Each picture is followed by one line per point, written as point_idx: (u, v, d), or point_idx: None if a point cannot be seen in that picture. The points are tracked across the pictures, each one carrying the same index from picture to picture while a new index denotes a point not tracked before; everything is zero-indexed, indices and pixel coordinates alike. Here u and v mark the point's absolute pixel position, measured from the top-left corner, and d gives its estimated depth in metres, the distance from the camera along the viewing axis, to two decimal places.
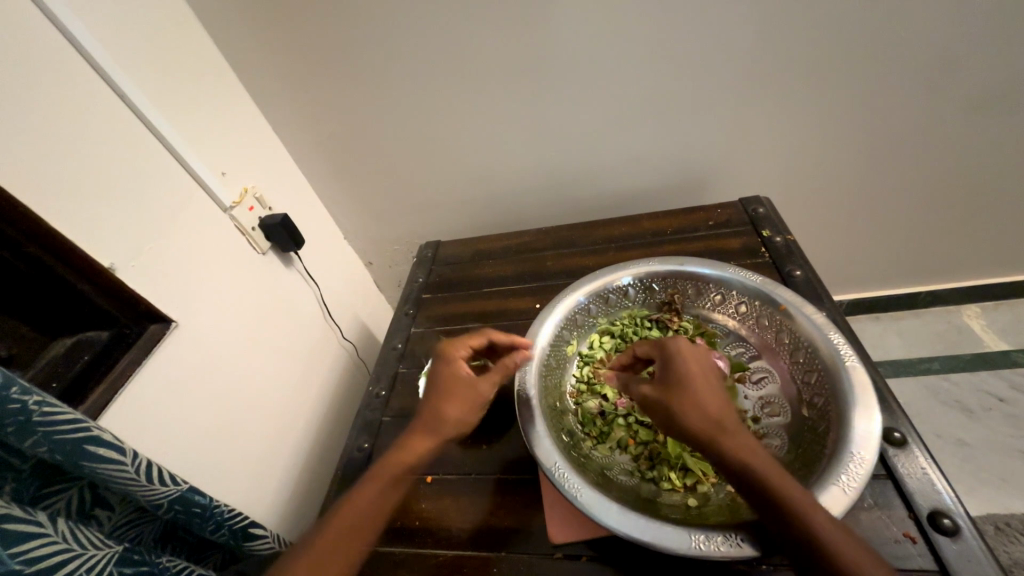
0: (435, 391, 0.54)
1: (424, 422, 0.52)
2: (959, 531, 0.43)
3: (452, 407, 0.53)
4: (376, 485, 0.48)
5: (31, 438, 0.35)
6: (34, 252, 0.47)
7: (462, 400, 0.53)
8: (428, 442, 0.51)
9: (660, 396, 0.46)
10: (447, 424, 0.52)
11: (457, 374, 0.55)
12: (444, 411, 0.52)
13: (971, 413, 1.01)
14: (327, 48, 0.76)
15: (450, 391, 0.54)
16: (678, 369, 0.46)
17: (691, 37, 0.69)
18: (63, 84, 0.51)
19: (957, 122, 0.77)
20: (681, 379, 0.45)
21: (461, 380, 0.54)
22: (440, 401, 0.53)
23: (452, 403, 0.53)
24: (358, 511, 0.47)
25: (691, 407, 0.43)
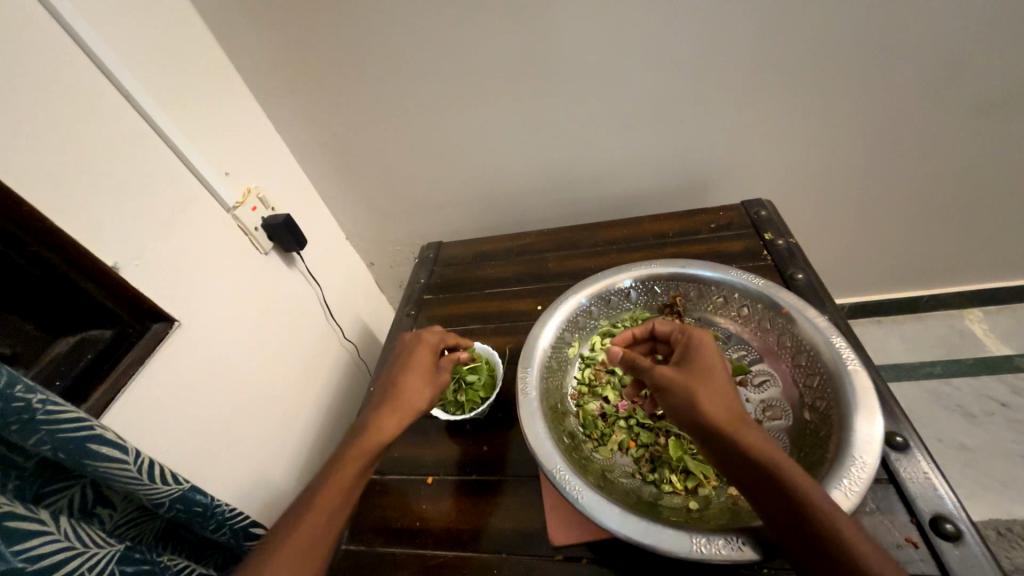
0: (404, 372, 0.57)
1: (393, 400, 0.54)
2: (961, 536, 0.43)
3: (418, 383, 0.56)
4: (352, 467, 0.50)
5: (35, 436, 0.36)
6: (37, 250, 0.47)
7: (427, 378, 0.57)
8: (394, 418, 0.53)
9: (679, 376, 0.46)
10: (419, 401, 0.55)
11: (423, 358, 0.58)
12: (412, 388, 0.55)
13: (973, 417, 1.01)
14: (330, 50, 0.76)
15: (419, 370, 0.57)
16: (701, 356, 0.48)
17: (693, 40, 0.69)
18: (67, 83, 0.51)
19: (960, 127, 0.77)
20: (703, 364, 0.47)
21: (425, 362, 0.58)
22: (405, 379, 0.56)
23: (417, 381, 0.56)
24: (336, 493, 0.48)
25: (710, 391, 0.44)
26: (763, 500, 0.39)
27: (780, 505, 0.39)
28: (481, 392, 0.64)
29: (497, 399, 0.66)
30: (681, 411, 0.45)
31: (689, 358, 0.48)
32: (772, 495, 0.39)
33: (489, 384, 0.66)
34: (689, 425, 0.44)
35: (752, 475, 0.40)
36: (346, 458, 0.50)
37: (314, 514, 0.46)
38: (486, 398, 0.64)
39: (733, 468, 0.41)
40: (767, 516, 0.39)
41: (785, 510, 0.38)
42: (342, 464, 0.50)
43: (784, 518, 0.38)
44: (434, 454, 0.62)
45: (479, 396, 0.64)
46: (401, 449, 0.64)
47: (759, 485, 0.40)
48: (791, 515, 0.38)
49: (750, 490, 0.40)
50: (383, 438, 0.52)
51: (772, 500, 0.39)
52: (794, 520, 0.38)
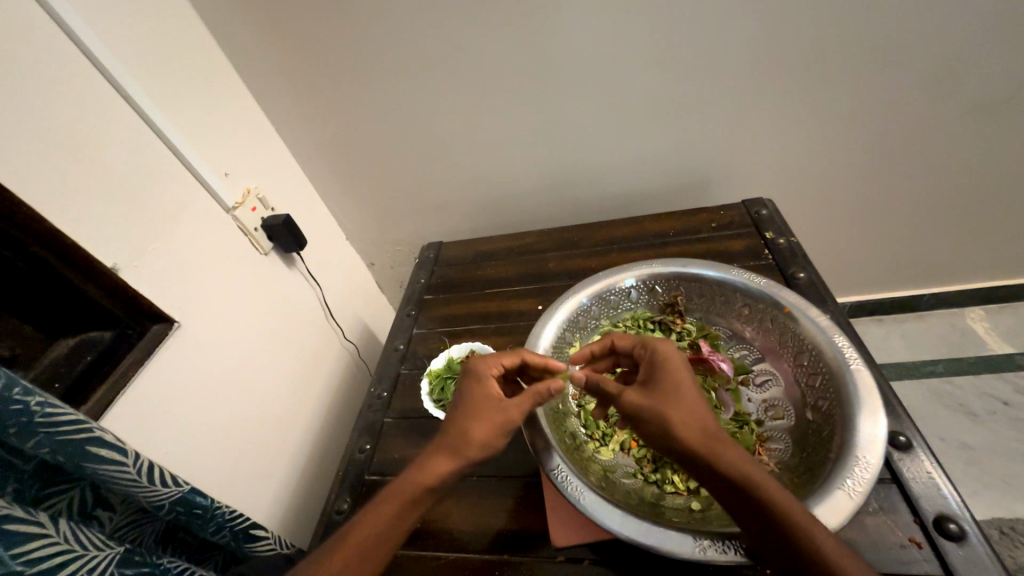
0: (461, 410, 0.50)
1: (450, 438, 0.48)
2: (965, 536, 0.43)
3: (478, 426, 0.48)
4: (385, 513, 0.45)
5: (34, 439, 0.35)
6: (36, 251, 0.47)
7: (489, 421, 0.48)
8: (446, 462, 0.46)
9: (648, 398, 0.45)
10: (468, 448, 0.47)
11: (489, 396, 0.50)
12: (470, 430, 0.48)
13: (976, 416, 1.00)
14: (330, 51, 0.76)
15: (477, 411, 0.49)
16: (668, 377, 0.47)
17: (694, 39, 0.69)
18: (67, 84, 0.51)
19: (962, 125, 0.77)
20: (671, 387, 0.46)
21: (489, 399, 0.50)
22: (467, 417, 0.49)
23: (478, 423, 0.48)
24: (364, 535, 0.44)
25: (683, 416, 0.43)
26: (755, 528, 0.38)
27: (773, 532, 0.37)
28: None
29: None
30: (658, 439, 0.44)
31: (655, 380, 0.47)
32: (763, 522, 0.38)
33: None
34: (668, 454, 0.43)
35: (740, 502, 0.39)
36: (386, 498, 0.46)
37: (342, 551, 0.43)
38: None
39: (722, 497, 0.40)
40: (761, 542, 0.38)
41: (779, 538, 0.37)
42: (381, 502, 0.45)
43: (779, 547, 0.37)
44: None
45: None
46: (402, 450, 0.64)
47: (749, 512, 0.39)
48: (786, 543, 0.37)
49: (743, 518, 0.39)
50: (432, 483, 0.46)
51: (765, 529, 0.38)
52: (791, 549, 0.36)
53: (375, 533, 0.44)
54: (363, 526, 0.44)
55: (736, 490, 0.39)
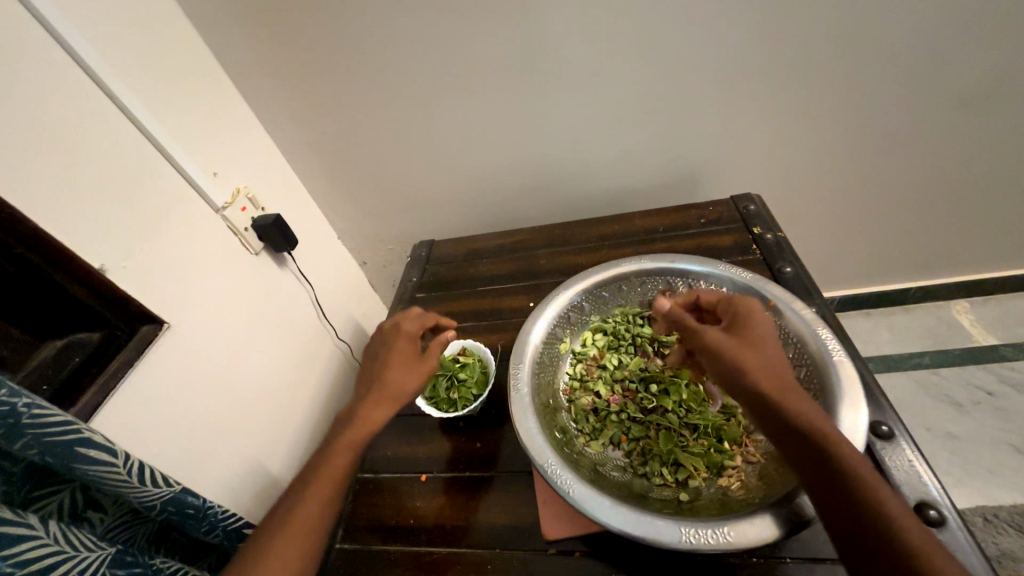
0: (386, 362, 0.56)
1: (383, 390, 0.54)
2: (945, 522, 0.44)
3: (406, 374, 0.55)
4: (342, 459, 0.49)
5: (21, 440, 0.35)
6: (22, 253, 0.47)
7: (414, 369, 0.56)
8: (384, 409, 0.53)
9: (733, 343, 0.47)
10: (403, 392, 0.54)
11: (406, 349, 0.58)
12: (399, 379, 0.55)
13: (961, 407, 1.02)
14: (319, 51, 0.76)
15: (402, 359, 0.57)
16: (753, 326, 0.48)
17: (680, 37, 0.70)
18: (53, 83, 0.51)
19: (944, 121, 0.78)
20: (758, 334, 0.47)
21: (409, 352, 0.58)
22: (393, 369, 0.55)
23: (406, 371, 0.55)
24: (326, 483, 0.48)
25: (760, 358, 0.45)
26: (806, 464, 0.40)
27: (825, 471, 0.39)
28: (473, 389, 0.64)
29: (490, 396, 0.66)
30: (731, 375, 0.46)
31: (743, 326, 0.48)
32: (815, 461, 0.39)
33: (481, 381, 0.65)
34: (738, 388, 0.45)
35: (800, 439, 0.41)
36: (338, 447, 0.50)
37: (307, 504, 0.46)
38: (479, 395, 0.64)
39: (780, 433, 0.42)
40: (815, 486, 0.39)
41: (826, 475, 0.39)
42: (336, 450, 0.50)
43: (825, 484, 0.39)
44: (428, 452, 0.63)
45: (471, 393, 0.64)
46: (394, 447, 0.64)
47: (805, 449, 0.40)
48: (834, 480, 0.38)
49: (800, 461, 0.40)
50: (373, 429, 0.52)
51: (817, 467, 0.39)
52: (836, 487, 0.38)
53: (337, 480, 0.49)
54: (325, 473, 0.48)
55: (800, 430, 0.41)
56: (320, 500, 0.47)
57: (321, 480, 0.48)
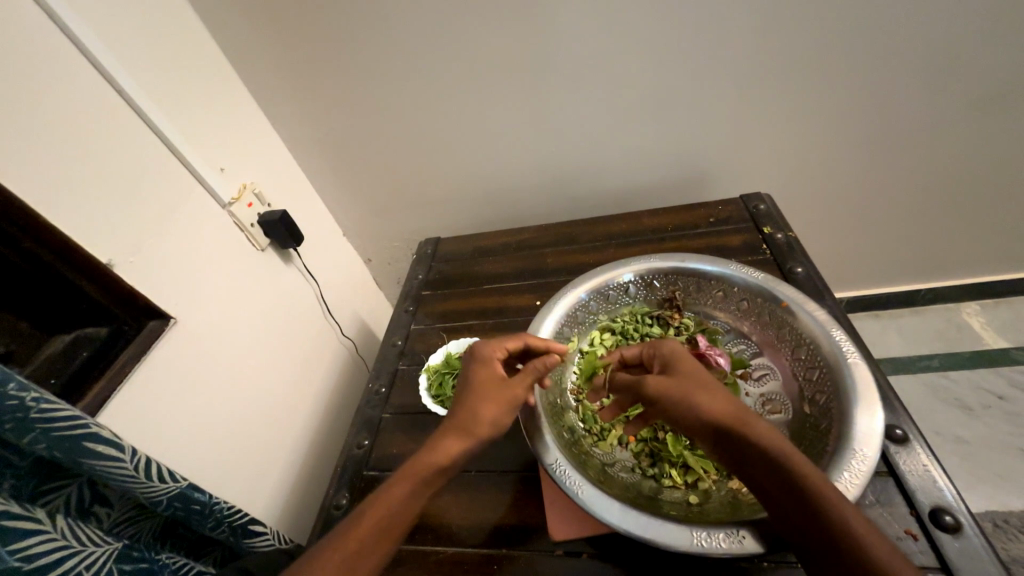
0: (471, 387, 0.51)
1: (459, 422, 0.49)
2: (960, 528, 0.43)
3: (484, 406, 0.49)
4: (404, 484, 0.45)
5: (30, 435, 0.35)
6: (30, 247, 0.47)
7: (496, 400, 0.49)
8: (456, 441, 0.47)
9: (672, 384, 0.47)
10: (480, 427, 0.48)
11: (493, 374, 0.51)
12: (476, 411, 0.49)
13: (971, 410, 1.01)
14: (327, 46, 0.76)
15: (485, 388, 0.50)
16: (687, 364, 0.49)
17: (692, 34, 0.69)
18: (62, 77, 0.51)
19: (960, 121, 0.77)
20: (693, 373, 0.47)
21: (493, 379, 0.51)
22: (473, 398, 0.50)
23: (486, 403, 0.49)
24: (384, 507, 0.44)
25: (704, 393, 0.45)
26: (775, 496, 0.39)
27: (795, 498, 0.38)
28: None
29: None
30: (683, 420, 0.45)
31: (676, 366, 0.49)
32: (782, 491, 0.38)
33: None
34: (696, 430, 0.44)
35: (764, 470, 0.40)
36: (404, 471, 0.46)
37: (362, 527, 0.43)
38: None
39: (744, 468, 0.41)
40: (785, 515, 0.38)
41: (798, 504, 0.38)
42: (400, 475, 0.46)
43: (796, 510, 0.37)
44: None
45: None
46: (401, 445, 0.64)
47: (772, 477, 0.39)
48: (805, 508, 0.37)
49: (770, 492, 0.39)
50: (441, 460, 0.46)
51: (786, 496, 0.38)
52: (807, 514, 0.37)
53: (398, 505, 0.44)
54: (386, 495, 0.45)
55: (765, 457, 0.40)
56: (372, 526, 0.43)
57: (384, 499, 0.45)
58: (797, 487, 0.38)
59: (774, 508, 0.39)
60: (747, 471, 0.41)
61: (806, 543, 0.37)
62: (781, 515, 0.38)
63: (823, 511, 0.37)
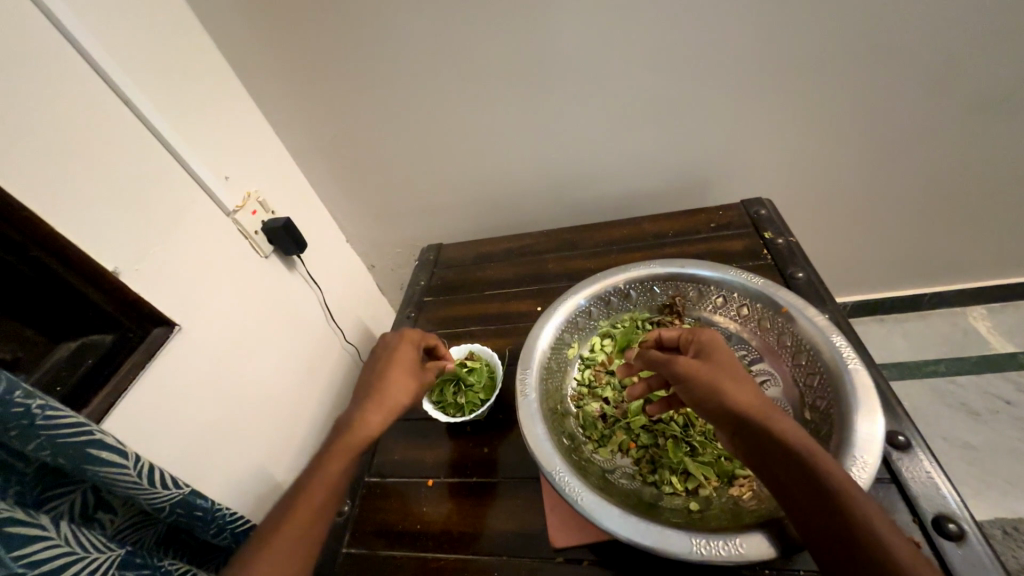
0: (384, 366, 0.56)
1: (379, 398, 0.53)
2: (964, 535, 0.43)
3: (401, 379, 0.55)
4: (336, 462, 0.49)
5: (34, 441, 0.36)
6: (38, 256, 0.48)
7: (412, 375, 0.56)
8: (379, 415, 0.52)
9: (705, 369, 0.46)
10: (401, 398, 0.54)
11: (405, 355, 0.58)
12: (394, 385, 0.54)
13: (978, 415, 1.00)
14: (329, 55, 0.77)
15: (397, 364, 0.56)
16: (720, 351, 0.48)
17: (690, 41, 0.69)
18: (69, 89, 0.52)
19: (961, 124, 0.77)
20: (726, 361, 0.47)
21: (406, 359, 0.57)
22: (390, 375, 0.55)
23: (403, 379, 0.55)
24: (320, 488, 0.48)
25: (733, 381, 0.45)
26: (791, 489, 0.39)
27: (813, 493, 0.38)
28: (481, 393, 0.64)
29: (498, 400, 0.66)
30: (708, 403, 0.44)
31: (711, 354, 0.48)
32: (799, 485, 0.38)
33: (489, 384, 0.65)
34: (717, 417, 0.44)
35: (784, 464, 0.39)
36: (332, 452, 0.50)
37: (298, 512, 0.46)
38: (486, 399, 0.64)
39: (761, 460, 0.41)
40: (805, 512, 0.38)
41: (820, 502, 0.37)
42: (328, 457, 0.49)
43: (818, 507, 0.37)
44: (435, 456, 0.62)
45: (479, 397, 0.64)
46: (402, 451, 0.64)
47: (791, 471, 0.39)
48: (822, 503, 0.37)
49: (790, 488, 0.39)
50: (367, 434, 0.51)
51: (804, 489, 0.38)
52: (827, 510, 0.37)
53: (333, 481, 0.48)
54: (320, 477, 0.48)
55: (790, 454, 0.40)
56: (310, 508, 0.47)
57: (318, 479, 0.48)
58: (815, 482, 0.38)
59: (792, 503, 0.38)
60: (766, 462, 0.40)
61: (816, 536, 0.37)
62: (795, 508, 0.38)
63: (841, 506, 0.37)
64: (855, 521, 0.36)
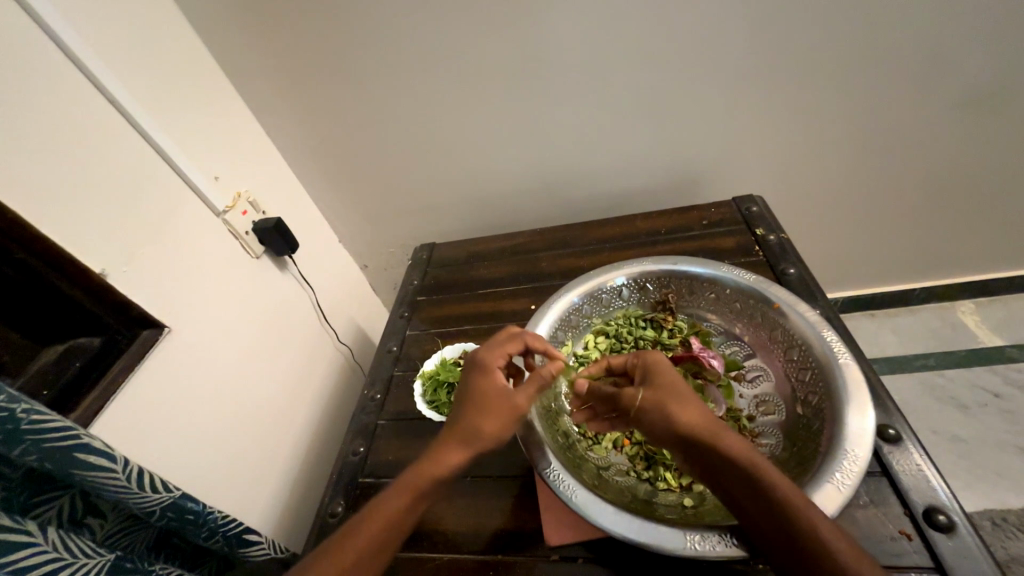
0: (471, 397, 0.50)
1: (460, 433, 0.48)
2: (954, 527, 0.43)
3: (485, 418, 0.48)
4: (402, 495, 0.45)
5: (20, 446, 0.35)
6: (24, 259, 0.47)
7: (496, 415, 0.48)
8: (458, 452, 0.47)
9: (651, 395, 0.45)
10: (480, 438, 0.47)
11: (495, 386, 0.50)
12: (477, 424, 0.48)
13: (967, 408, 1.01)
14: (321, 55, 0.76)
15: (488, 401, 0.49)
16: (664, 373, 0.47)
17: (681, 37, 0.69)
18: (52, 89, 0.51)
19: (949, 121, 0.77)
20: (671, 383, 0.46)
21: (494, 390, 0.49)
22: (474, 410, 0.49)
23: (486, 418, 0.48)
24: (378, 521, 0.45)
25: (680, 403, 0.44)
26: (747, 509, 0.39)
27: (767, 513, 0.38)
28: None
29: None
30: (658, 429, 0.44)
31: (656, 376, 0.47)
32: (753, 506, 0.38)
33: None
34: (667, 440, 0.44)
35: (738, 485, 0.39)
36: (401, 482, 0.46)
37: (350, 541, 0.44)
38: None
39: (716, 481, 0.41)
40: (762, 533, 0.38)
41: (776, 522, 0.37)
42: (396, 488, 0.46)
43: (774, 528, 0.37)
44: None
45: None
46: (397, 452, 0.64)
47: (745, 490, 0.39)
48: (777, 524, 0.37)
49: (746, 508, 0.39)
50: (442, 471, 0.46)
51: (760, 509, 0.38)
52: (783, 530, 0.37)
53: (394, 516, 0.45)
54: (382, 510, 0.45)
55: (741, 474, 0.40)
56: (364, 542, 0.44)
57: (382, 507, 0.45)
58: (768, 500, 0.38)
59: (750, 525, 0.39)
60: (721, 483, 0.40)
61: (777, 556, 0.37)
62: (754, 528, 0.38)
63: (794, 522, 0.37)
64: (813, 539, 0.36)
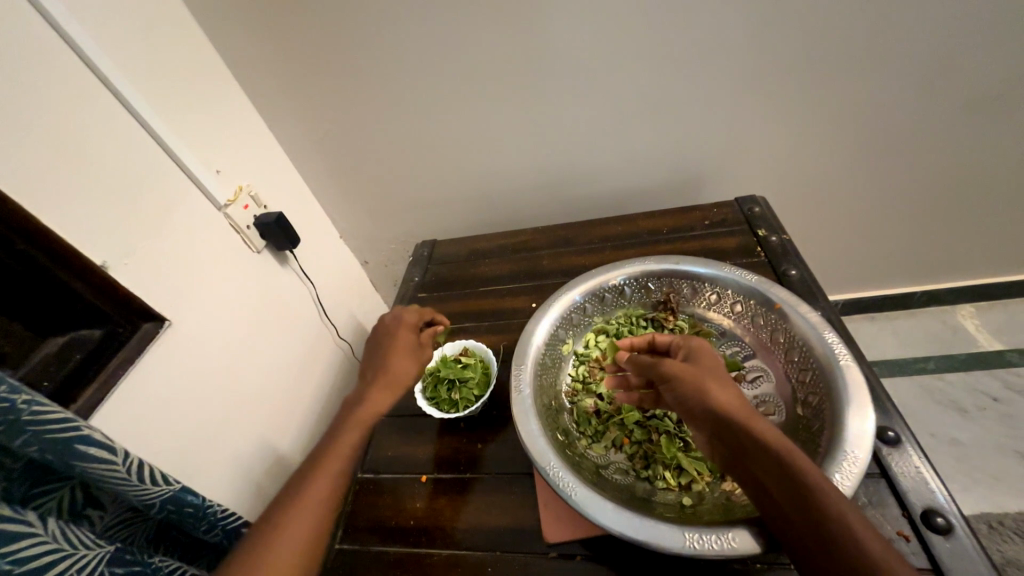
0: (387, 349, 0.60)
1: (382, 377, 0.56)
2: (951, 529, 0.43)
3: (400, 359, 0.59)
4: (350, 435, 0.51)
5: (21, 437, 0.35)
6: (25, 250, 0.47)
7: (410, 355, 0.60)
8: (385, 391, 0.55)
9: (690, 371, 0.46)
10: (401, 375, 0.57)
11: (405, 337, 0.62)
12: (397, 365, 0.58)
13: (966, 412, 1.01)
14: (325, 51, 0.76)
15: (400, 349, 0.60)
16: (707, 356, 0.48)
17: (686, 38, 0.69)
18: (56, 80, 0.51)
19: (952, 125, 0.77)
20: (713, 365, 0.47)
21: (405, 340, 0.61)
22: (390, 354, 0.59)
23: (404, 361, 0.59)
24: (333, 469, 0.48)
25: (719, 383, 0.45)
26: (768, 489, 0.39)
27: (792, 497, 0.38)
28: (475, 390, 0.64)
29: (492, 397, 0.66)
30: (689, 404, 0.45)
31: (698, 358, 0.48)
32: (776, 488, 0.39)
33: (483, 382, 0.65)
34: (697, 415, 0.44)
35: (763, 468, 0.40)
36: (346, 426, 0.52)
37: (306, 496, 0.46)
38: (480, 396, 0.64)
39: (739, 462, 0.41)
40: (783, 515, 0.38)
41: (799, 507, 0.37)
42: (343, 432, 0.51)
43: (796, 512, 0.37)
44: (427, 452, 0.62)
45: (473, 394, 0.64)
46: (395, 448, 0.64)
47: (771, 473, 0.39)
48: (801, 509, 0.37)
49: (770, 489, 0.39)
50: (376, 409, 0.54)
51: (784, 492, 0.38)
52: (806, 514, 0.37)
53: (349, 452, 0.50)
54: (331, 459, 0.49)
55: (769, 455, 0.40)
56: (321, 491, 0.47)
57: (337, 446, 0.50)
58: (794, 484, 0.38)
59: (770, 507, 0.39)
60: (744, 463, 0.41)
61: (794, 539, 0.37)
62: (775, 510, 0.38)
63: (819, 509, 0.37)
64: (836, 528, 0.36)
